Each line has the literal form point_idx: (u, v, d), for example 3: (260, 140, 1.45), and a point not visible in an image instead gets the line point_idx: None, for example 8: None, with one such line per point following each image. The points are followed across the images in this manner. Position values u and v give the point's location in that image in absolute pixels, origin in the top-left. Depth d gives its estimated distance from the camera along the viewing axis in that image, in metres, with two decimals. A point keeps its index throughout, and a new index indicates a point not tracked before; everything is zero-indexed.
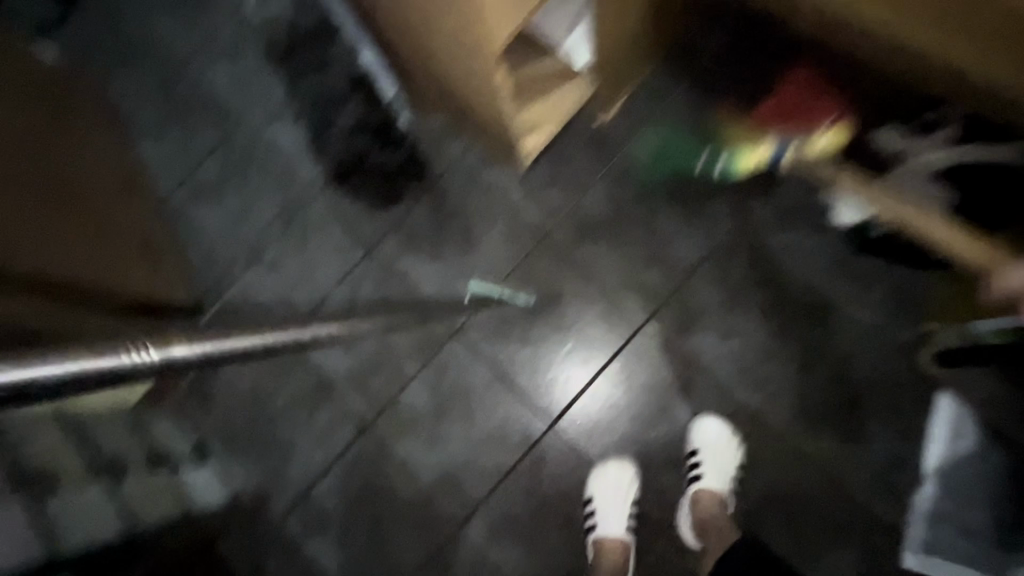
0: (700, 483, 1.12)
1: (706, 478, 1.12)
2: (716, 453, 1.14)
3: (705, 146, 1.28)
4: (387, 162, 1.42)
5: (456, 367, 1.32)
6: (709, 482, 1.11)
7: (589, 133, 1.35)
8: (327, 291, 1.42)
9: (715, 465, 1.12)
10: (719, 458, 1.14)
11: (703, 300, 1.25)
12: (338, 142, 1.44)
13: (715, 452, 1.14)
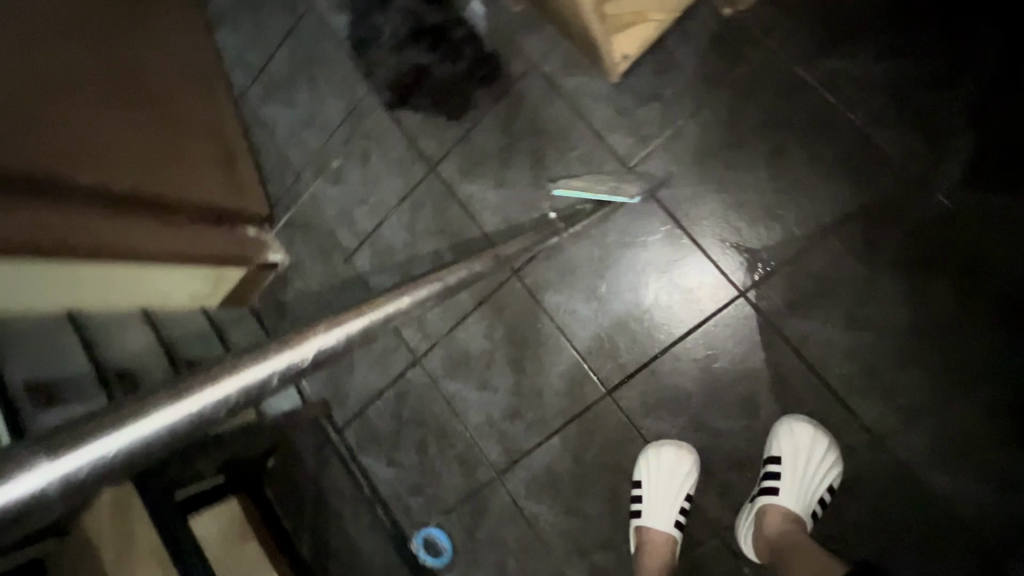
0: (774, 498, 0.93)
1: (782, 494, 0.92)
2: (801, 465, 0.92)
3: (860, 66, 0.94)
4: (427, 64, 1.21)
5: (513, 312, 1.18)
6: (784, 498, 0.92)
7: (715, 28, 1.00)
8: (387, 209, 1.31)
9: (796, 480, 0.92)
10: (805, 473, 0.92)
11: (837, 277, 0.95)
12: (394, 35, 1.24)
13: (799, 464, 0.92)
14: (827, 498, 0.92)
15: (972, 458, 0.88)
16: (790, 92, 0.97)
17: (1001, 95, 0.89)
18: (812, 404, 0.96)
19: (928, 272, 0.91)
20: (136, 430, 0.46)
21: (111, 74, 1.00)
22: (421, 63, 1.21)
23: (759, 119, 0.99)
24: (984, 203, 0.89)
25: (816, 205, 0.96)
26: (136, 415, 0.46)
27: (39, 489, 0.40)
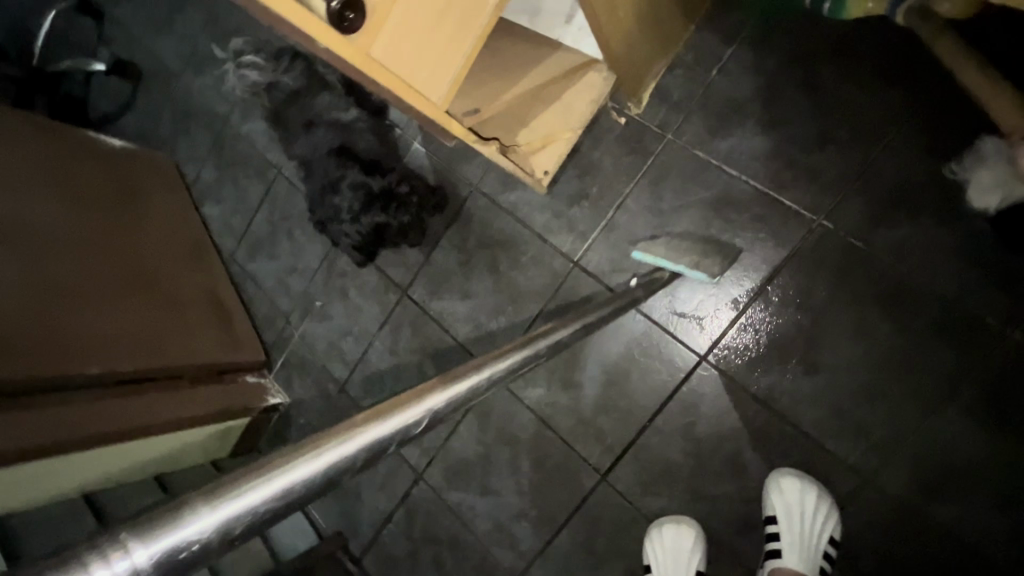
0: (781, 561, 0.93)
1: (787, 554, 0.92)
2: (798, 522, 0.93)
3: (751, 138, 1.04)
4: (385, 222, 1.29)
5: (499, 412, 1.23)
6: (790, 559, 0.92)
7: (619, 131, 1.14)
8: (371, 336, 1.41)
9: (797, 538, 0.92)
10: (804, 529, 0.93)
11: (783, 328, 1.00)
12: (349, 209, 1.31)
13: (796, 521, 0.93)
14: (831, 552, 0.93)
15: (958, 482, 0.90)
16: (695, 172, 1.08)
17: (886, 137, 0.96)
18: (793, 455, 0.99)
19: (864, 310, 0.96)
20: (286, 478, 0.43)
21: (77, 206, 1.26)
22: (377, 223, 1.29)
23: (676, 200, 1.09)
24: (893, 238, 0.95)
25: (745, 266, 1.04)
26: (227, 491, 0.40)
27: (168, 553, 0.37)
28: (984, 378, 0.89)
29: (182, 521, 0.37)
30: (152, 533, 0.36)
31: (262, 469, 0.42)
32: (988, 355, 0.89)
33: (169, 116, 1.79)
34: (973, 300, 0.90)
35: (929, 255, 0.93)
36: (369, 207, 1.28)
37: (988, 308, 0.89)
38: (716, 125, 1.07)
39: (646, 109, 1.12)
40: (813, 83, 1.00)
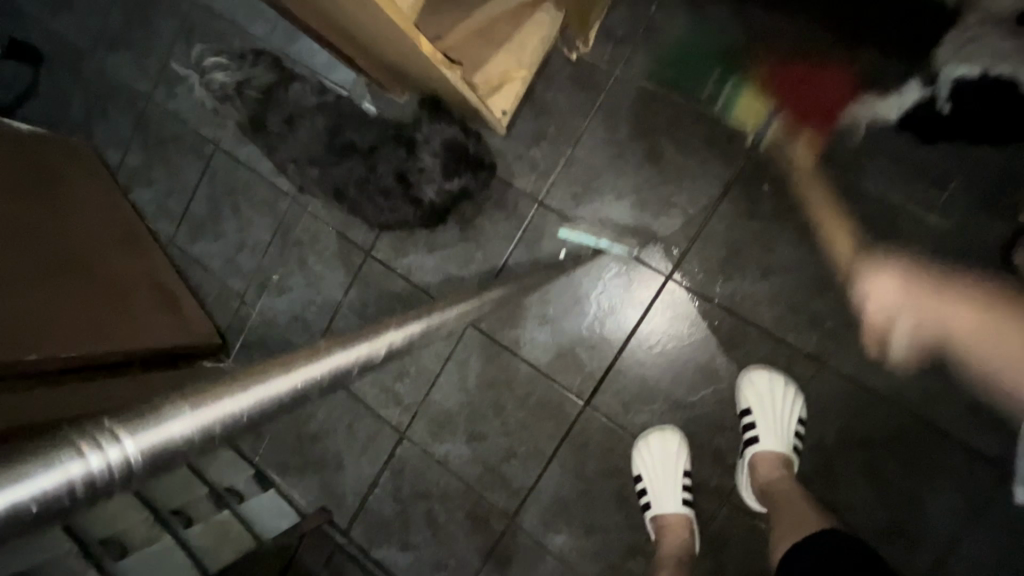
0: (758, 446, 1.01)
1: (763, 440, 1.00)
2: (770, 409, 1.00)
3: (694, 64, 1.11)
4: (469, 185, 1.19)
5: (477, 359, 1.24)
6: (767, 444, 1.00)
7: (570, 71, 1.18)
8: (336, 302, 1.38)
9: (771, 423, 1.00)
10: (776, 414, 1.00)
11: (737, 239, 1.08)
12: (437, 168, 1.15)
13: (769, 408, 1.00)
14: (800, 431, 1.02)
15: (897, 355, 1.00)
16: (646, 100, 1.14)
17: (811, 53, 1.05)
18: (759, 353, 1.07)
19: (806, 212, 1.05)
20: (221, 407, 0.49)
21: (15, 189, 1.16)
22: (467, 185, 1.18)
23: (630, 130, 1.15)
24: (824, 144, 1.05)
25: (699, 186, 1.11)
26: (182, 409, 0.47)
27: (149, 449, 0.43)
28: (910, 260, 1.01)
29: (159, 421, 0.44)
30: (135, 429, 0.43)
31: (215, 394, 0.50)
32: (910, 240, 1.01)
33: (80, 99, 1.64)
34: (896, 193, 1.01)
35: (857, 157, 1.03)
36: (464, 164, 1.17)
37: (906, 196, 1.01)
38: (660, 57, 1.13)
39: (595, 47, 1.16)
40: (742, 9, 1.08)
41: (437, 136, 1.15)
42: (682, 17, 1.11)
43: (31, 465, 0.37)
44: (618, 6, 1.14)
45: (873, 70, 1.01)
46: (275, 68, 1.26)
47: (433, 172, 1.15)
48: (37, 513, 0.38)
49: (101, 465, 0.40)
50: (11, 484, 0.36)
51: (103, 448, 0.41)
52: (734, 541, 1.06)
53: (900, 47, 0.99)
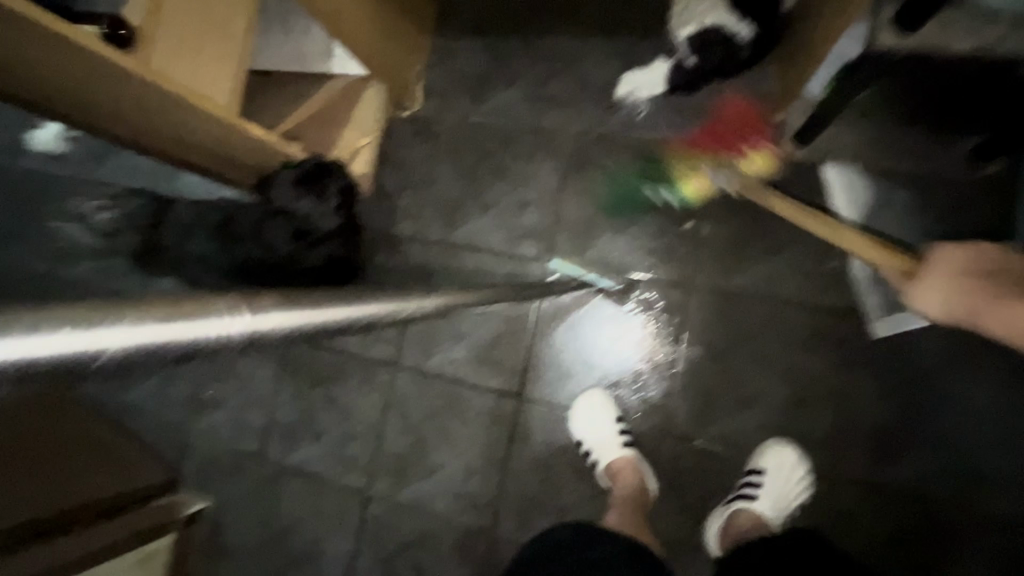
0: (749, 503, 1.05)
1: (760, 500, 1.04)
2: (778, 481, 1.05)
3: (504, 89, 1.32)
4: (344, 183, 1.23)
5: (413, 397, 1.31)
6: (760, 505, 1.04)
7: (410, 128, 1.37)
8: (271, 396, 1.42)
9: (772, 491, 1.04)
10: (780, 486, 1.05)
11: (589, 212, 1.25)
12: (311, 207, 1.19)
13: (777, 480, 1.05)
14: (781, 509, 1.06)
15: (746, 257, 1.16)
16: (477, 130, 1.33)
17: (587, 54, 1.28)
18: (640, 298, 1.21)
19: (632, 171, 1.23)
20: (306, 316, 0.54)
21: None
22: (342, 185, 1.22)
23: (474, 157, 1.33)
24: (625, 117, 1.25)
25: (543, 182, 1.29)
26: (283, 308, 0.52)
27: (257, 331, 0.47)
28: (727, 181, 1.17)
29: (268, 312, 0.49)
30: (236, 312, 0.46)
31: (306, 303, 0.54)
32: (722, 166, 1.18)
33: None
34: (693, 135, 1.21)
35: (652, 120, 1.23)
36: (320, 182, 1.20)
37: (703, 135, 1.19)
38: (475, 94, 1.33)
39: (422, 103, 1.37)
40: (525, 39, 1.31)
41: (287, 183, 1.19)
42: (481, 58, 1.33)
43: (190, 317, 0.42)
44: (430, 66, 1.36)
45: (636, 54, 1.25)
46: (153, 212, 1.32)
47: (315, 210, 1.19)
48: (171, 353, 0.41)
49: (228, 331, 0.45)
50: (178, 324, 0.41)
51: (232, 318, 0.45)
52: (684, 470, 1.14)
53: (647, 32, 1.24)
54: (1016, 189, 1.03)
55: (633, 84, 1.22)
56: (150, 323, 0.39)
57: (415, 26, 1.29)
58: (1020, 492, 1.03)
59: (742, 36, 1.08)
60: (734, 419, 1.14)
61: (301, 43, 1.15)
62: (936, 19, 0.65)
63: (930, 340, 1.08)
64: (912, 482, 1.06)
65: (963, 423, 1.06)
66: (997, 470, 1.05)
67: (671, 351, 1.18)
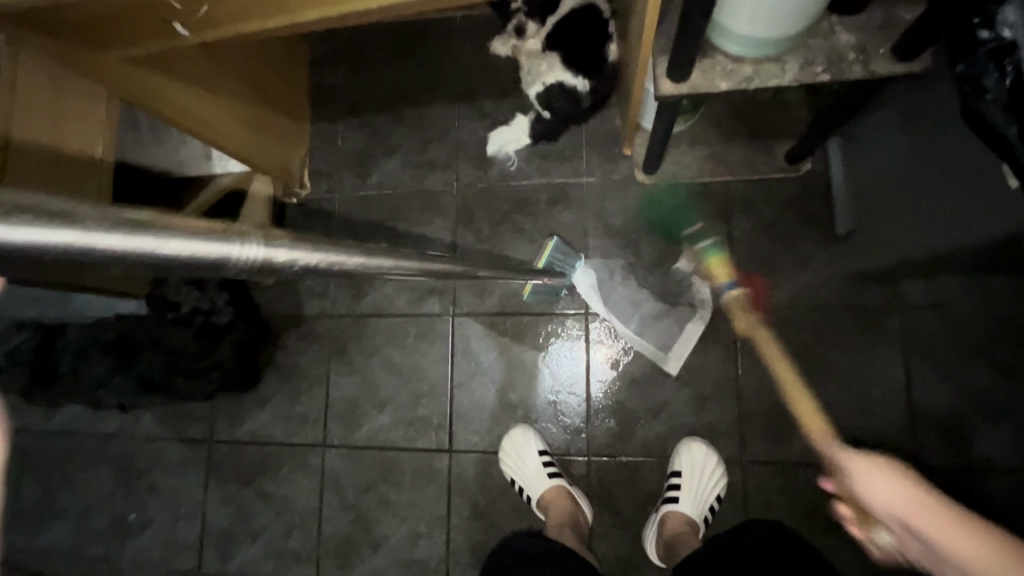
0: (675, 505, 1.12)
1: (681, 500, 1.11)
2: (695, 477, 1.13)
3: (384, 162, 1.40)
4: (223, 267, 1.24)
5: (348, 474, 1.31)
6: (683, 504, 1.11)
7: (302, 211, 1.42)
8: (201, 504, 1.36)
9: (691, 488, 1.12)
10: (697, 482, 1.13)
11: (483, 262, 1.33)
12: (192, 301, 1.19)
13: (694, 476, 1.13)
14: (712, 503, 1.13)
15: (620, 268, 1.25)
16: (366, 202, 1.40)
17: (454, 120, 1.38)
18: (545, 331, 1.27)
19: (515, 218, 1.33)
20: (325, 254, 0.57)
21: None
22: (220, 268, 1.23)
23: (368, 229, 1.39)
24: (499, 170, 1.35)
25: (437, 240, 1.35)
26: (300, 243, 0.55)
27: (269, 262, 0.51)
28: (599, 214, 1.29)
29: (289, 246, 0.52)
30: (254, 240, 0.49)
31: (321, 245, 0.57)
32: (593, 200, 1.30)
33: None
34: (561, 177, 1.32)
35: (523, 168, 1.33)
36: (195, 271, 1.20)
37: (570, 175, 1.31)
38: (359, 172, 1.40)
39: (311, 185, 1.42)
40: (395, 114, 1.40)
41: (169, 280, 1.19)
42: (358, 139, 1.41)
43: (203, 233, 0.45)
44: (311, 153, 1.43)
45: (498, 113, 1.36)
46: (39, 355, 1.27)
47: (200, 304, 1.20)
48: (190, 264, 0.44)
49: (246, 256, 0.48)
50: (195, 239, 0.44)
51: (250, 246, 0.48)
52: (615, 486, 1.20)
53: (503, 93, 1.36)
54: (827, 186, 1.19)
55: (501, 140, 1.32)
56: (169, 237, 0.43)
57: (290, 117, 1.36)
58: (908, 445, 1.12)
59: (580, 88, 1.22)
60: (648, 428, 1.21)
61: (182, 150, 1.24)
62: (696, 69, 0.78)
63: (797, 319, 1.18)
64: (813, 454, 1.15)
65: (845, 390, 1.15)
66: (886, 424, 1.13)
67: (581, 375, 1.25)
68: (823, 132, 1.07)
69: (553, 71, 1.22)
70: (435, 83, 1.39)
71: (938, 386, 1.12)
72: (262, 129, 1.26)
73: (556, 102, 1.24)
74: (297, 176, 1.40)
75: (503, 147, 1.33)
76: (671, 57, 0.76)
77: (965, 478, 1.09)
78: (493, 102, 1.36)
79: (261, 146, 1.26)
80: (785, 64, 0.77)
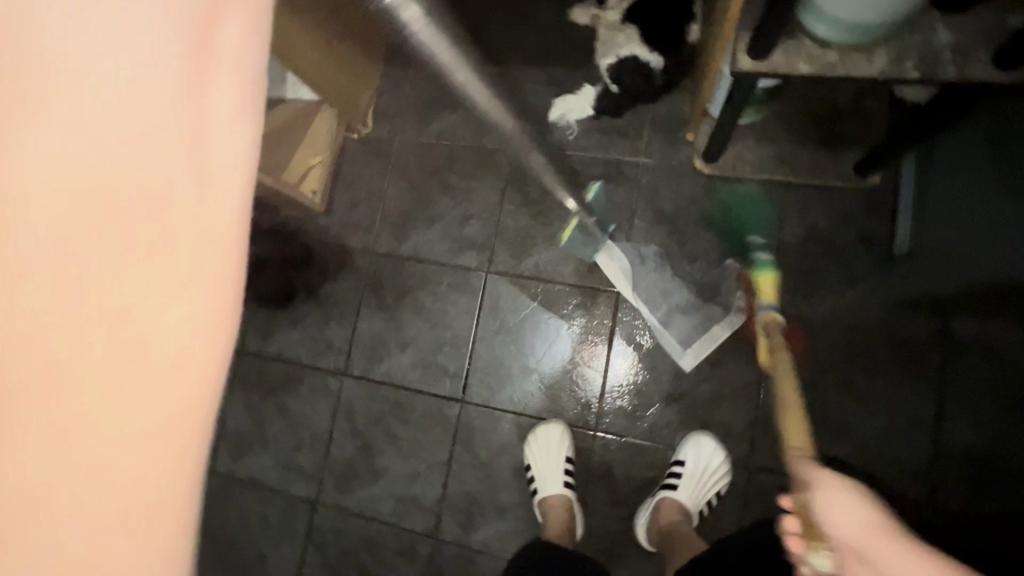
0: (672, 492, 1.12)
1: (680, 488, 1.11)
2: (697, 470, 1.12)
3: (447, 113, 1.42)
4: None
5: (361, 404, 1.36)
6: (681, 493, 1.11)
7: (362, 147, 1.46)
8: (222, 407, 1.44)
9: (692, 480, 1.11)
10: (699, 475, 1.12)
11: (526, 224, 1.34)
12: None
13: (696, 469, 1.12)
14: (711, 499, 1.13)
15: (651, 253, 1.25)
16: (423, 149, 1.42)
17: (522, 82, 1.38)
18: (575, 303, 1.28)
19: (564, 186, 1.33)
20: None
21: None
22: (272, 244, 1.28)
23: (420, 175, 1.42)
24: (557, 137, 1.35)
25: (484, 197, 1.37)
26: None
27: None
28: (650, 197, 1.28)
29: None
30: None
31: None
32: (645, 181, 1.28)
33: None
34: (617, 153, 1.31)
35: (581, 138, 1.33)
36: None
37: (626, 153, 1.30)
38: (421, 119, 1.43)
39: (373, 125, 1.46)
40: (465, 68, 1.42)
41: None
42: (426, 87, 1.44)
43: None
44: (378, 93, 1.46)
45: (566, 81, 1.36)
46: None
47: None
48: None
49: None
50: None
51: None
52: (616, 465, 1.21)
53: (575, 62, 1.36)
54: (893, 203, 1.14)
55: (565, 109, 1.34)
56: None
57: (365, 54, 1.39)
58: (925, 484, 1.08)
59: (654, 65, 1.25)
60: (659, 414, 1.21)
61: None
62: (780, 48, 0.76)
63: (832, 333, 1.15)
64: (825, 472, 1.12)
65: (869, 414, 1.12)
66: (907, 456, 1.09)
67: (602, 352, 1.25)
68: (897, 146, 1.03)
69: (633, 46, 1.26)
70: (510, 42, 1.40)
71: (969, 429, 1.08)
72: (338, 59, 1.30)
73: (628, 76, 1.27)
74: (362, 113, 1.44)
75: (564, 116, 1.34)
76: (756, 31, 0.74)
77: (978, 529, 1.05)
78: (563, 69, 1.36)
79: (335, 75, 1.30)
80: (875, 57, 0.74)
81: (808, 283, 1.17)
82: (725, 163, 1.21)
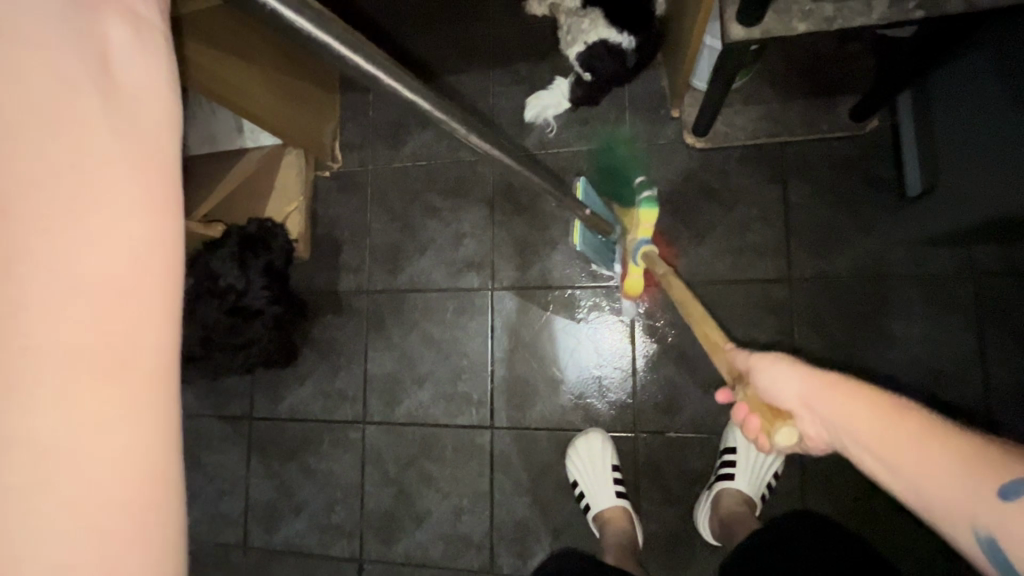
0: (732, 483, 1.08)
1: (737, 477, 1.08)
2: (751, 454, 1.09)
3: (417, 132, 1.35)
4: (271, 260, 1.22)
5: (388, 449, 1.30)
6: (739, 481, 1.08)
7: (335, 184, 1.39)
8: (244, 480, 1.37)
9: (747, 466, 1.08)
10: (753, 459, 1.09)
11: (523, 233, 1.28)
12: (238, 286, 1.16)
13: (750, 453, 1.09)
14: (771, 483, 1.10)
15: (670, 238, 1.19)
16: (399, 174, 1.35)
17: (490, 88, 1.32)
18: (589, 304, 1.23)
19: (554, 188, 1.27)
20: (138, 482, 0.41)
21: None
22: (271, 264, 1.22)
23: (401, 202, 1.35)
24: (537, 138, 1.29)
25: (474, 214, 1.31)
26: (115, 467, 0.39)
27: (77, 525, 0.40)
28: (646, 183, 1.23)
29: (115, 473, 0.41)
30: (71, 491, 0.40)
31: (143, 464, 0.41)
32: (636, 166, 1.23)
33: None
34: (602, 143, 1.26)
35: (562, 135, 1.27)
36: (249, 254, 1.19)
37: (612, 142, 1.25)
38: (391, 144, 1.36)
39: (343, 159, 1.39)
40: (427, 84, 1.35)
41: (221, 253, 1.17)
42: (390, 109, 1.37)
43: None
44: (341, 125, 1.39)
45: (535, 78, 1.30)
46: None
47: (238, 284, 1.16)
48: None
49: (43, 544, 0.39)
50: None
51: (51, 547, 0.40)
52: (663, 463, 1.17)
53: (541, 57, 1.30)
54: (895, 146, 1.11)
55: (540, 110, 1.26)
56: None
57: (321, 86, 1.32)
58: (983, 425, 1.05)
59: (626, 46, 1.13)
60: (698, 402, 1.17)
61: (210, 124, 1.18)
62: (771, 9, 0.71)
63: (855, 288, 1.11)
64: None
65: (911, 363, 1.09)
66: (953, 398, 1.07)
67: (628, 350, 1.21)
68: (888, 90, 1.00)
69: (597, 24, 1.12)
70: (469, 49, 1.33)
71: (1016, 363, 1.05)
72: (297, 99, 1.23)
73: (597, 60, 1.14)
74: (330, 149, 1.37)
75: (540, 116, 1.27)
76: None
77: None
78: (530, 67, 1.30)
79: (296, 116, 1.23)
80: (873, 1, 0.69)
81: (826, 244, 1.13)
82: (716, 134, 1.17)
